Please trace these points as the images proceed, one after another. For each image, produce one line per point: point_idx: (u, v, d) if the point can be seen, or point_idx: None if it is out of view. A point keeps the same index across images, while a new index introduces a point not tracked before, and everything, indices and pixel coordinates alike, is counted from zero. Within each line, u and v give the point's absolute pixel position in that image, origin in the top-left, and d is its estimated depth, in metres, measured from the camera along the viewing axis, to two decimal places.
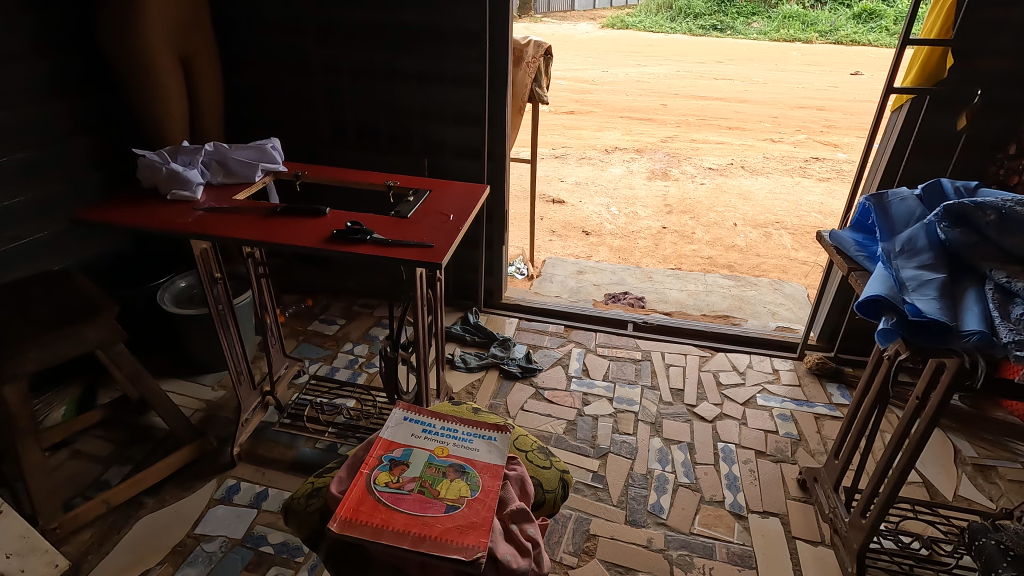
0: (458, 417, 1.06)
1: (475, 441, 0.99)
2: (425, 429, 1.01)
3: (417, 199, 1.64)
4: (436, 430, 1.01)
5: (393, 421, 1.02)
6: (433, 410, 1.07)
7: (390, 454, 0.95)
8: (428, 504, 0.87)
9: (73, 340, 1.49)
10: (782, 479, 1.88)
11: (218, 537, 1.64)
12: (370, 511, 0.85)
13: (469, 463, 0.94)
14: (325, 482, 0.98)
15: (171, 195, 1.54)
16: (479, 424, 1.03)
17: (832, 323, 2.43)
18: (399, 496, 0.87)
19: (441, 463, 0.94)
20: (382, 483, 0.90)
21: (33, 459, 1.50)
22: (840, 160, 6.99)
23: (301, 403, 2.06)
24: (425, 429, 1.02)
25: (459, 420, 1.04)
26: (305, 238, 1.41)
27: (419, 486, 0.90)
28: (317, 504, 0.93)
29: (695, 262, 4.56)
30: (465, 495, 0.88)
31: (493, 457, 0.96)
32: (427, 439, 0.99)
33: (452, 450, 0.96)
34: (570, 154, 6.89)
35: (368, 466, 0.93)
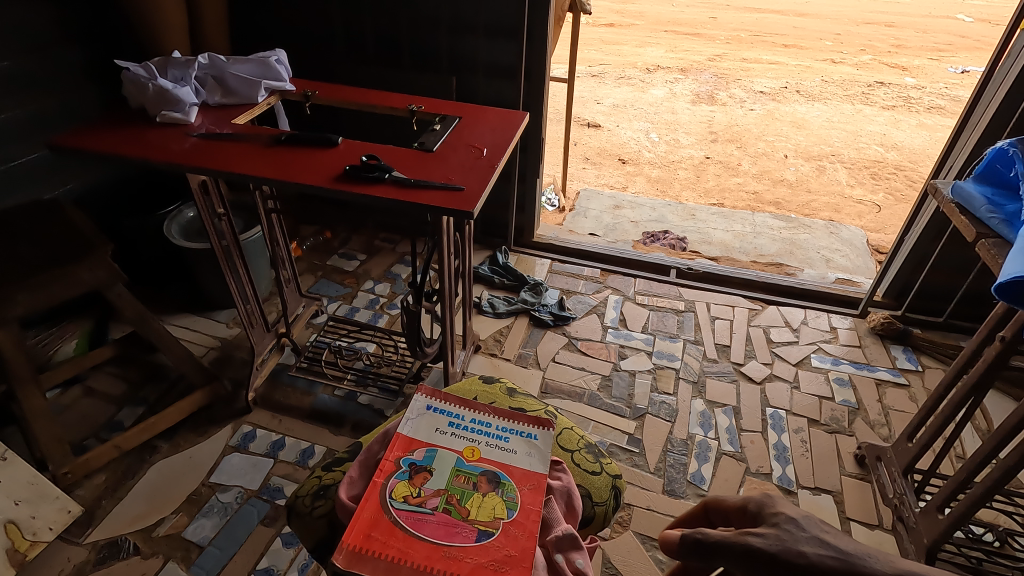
0: (490, 407, 1.02)
1: (512, 441, 0.95)
2: (454, 424, 0.98)
3: (445, 127, 1.40)
4: (465, 425, 0.97)
5: (416, 412, 0.99)
6: (460, 397, 1.03)
7: (409, 459, 0.91)
8: (455, 528, 0.82)
9: (65, 282, 1.35)
10: (837, 452, 1.72)
11: (233, 488, 1.57)
12: (383, 540, 0.80)
13: (504, 471, 0.90)
14: (331, 481, 0.93)
15: (160, 117, 1.33)
16: (515, 419, 0.99)
17: (903, 280, 2.17)
18: (420, 518, 0.83)
19: (472, 471, 0.90)
20: (400, 499, 0.85)
21: (35, 403, 1.43)
22: (907, 85, 6.30)
23: (320, 346, 1.95)
24: (452, 422, 0.98)
25: (492, 412, 1.00)
26: (313, 175, 1.20)
27: (444, 504, 0.85)
28: (322, 509, 0.89)
29: (739, 197, 4.21)
30: (498, 516, 0.83)
31: (531, 460, 0.92)
32: (455, 437, 0.95)
33: (484, 453, 0.92)
34: (608, 72, 6.33)
35: (383, 475, 0.88)
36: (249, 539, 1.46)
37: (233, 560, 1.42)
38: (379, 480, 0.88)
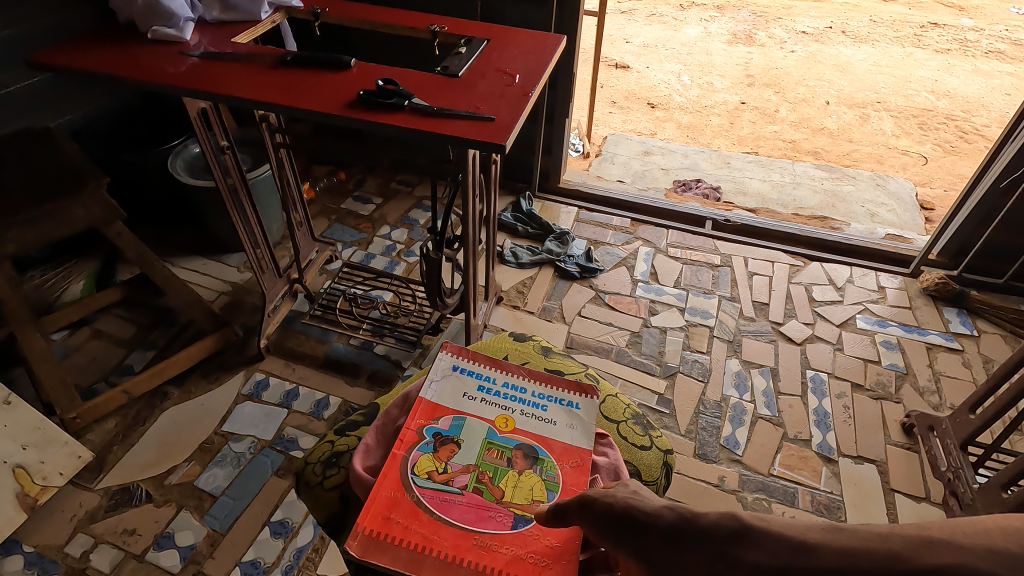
0: (524, 369, 0.94)
1: (550, 410, 0.88)
2: (484, 388, 0.90)
3: (471, 51, 1.23)
4: (497, 389, 0.90)
5: (441, 375, 0.91)
6: (490, 357, 0.95)
7: (434, 429, 0.83)
8: (487, 512, 0.74)
9: (57, 219, 1.26)
10: (882, 420, 1.61)
11: (246, 437, 1.52)
12: (404, 525, 0.72)
13: (544, 446, 0.83)
14: (345, 448, 0.88)
15: (151, 34, 1.19)
16: (552, 385, 0.92)
17: (964, 237, 1.99)
18: (446, 499, 0.75)
19: (506, 445, 0.82)
20: (425, 476, 0.77)
21: (35, 346, 1.37)
22: (965, 27, 5.80)
23: (334, 293, 1.85)
24: (481, 386, 0.91)
25: (528, 375, 0.93)
26: (322, 101, 1.06)
27: (474, 483, 0.77)
28: (334, 481, 0.85)
29: (776, 146, 3.95)
30: (537, 499, 0.76)
31: (572, 432, 0.85)
32: (486, 404, 0.88)
33: (519, 424, 0.85)
34: (639, 8, 5.90)
35: (404, 447, 0.80)
36: (263, 491, 1.41)
37: (246, 512, 1.37)
38: (400, 453, 0.80)
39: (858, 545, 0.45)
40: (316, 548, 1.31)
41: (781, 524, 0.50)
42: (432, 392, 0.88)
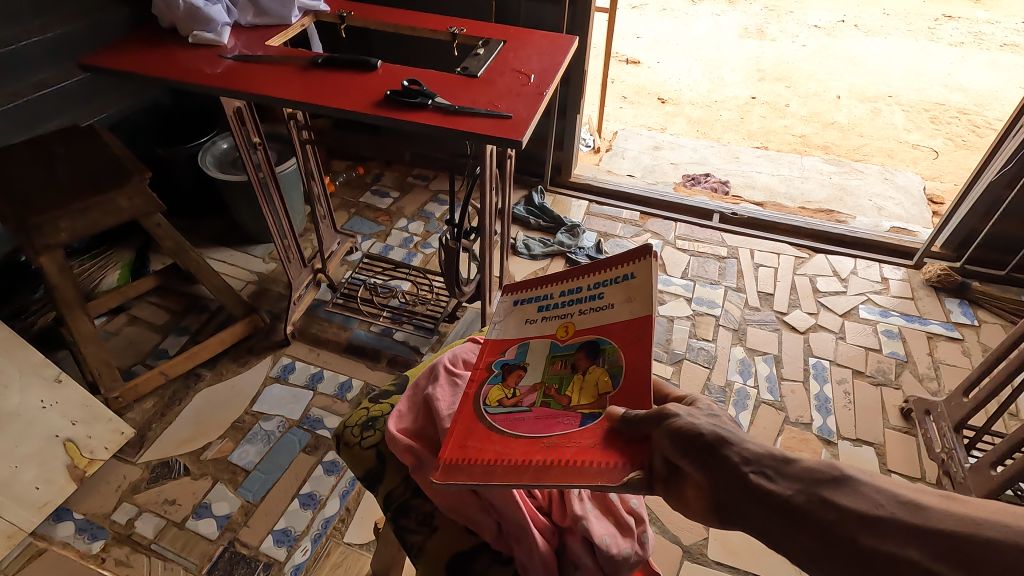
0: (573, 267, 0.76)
1: (607, 293, 0.69)
2: (540, 306, 0.76)
3: (489, 52, 1.31)
4: (556, 302, 0.74)
5: (501, 315, 0.80)
6: (545, 275, 0.79)
7: (500, 361, 0.71)
8: (555, 420, 0.60)
9: (104, 209, 1.35)
10: (882, 405, 1.67)
11: (275, 417, 1.61)
12: (475, 451, 0.60)
13: (605, 335, 0.65)
14: (383, 409, 0.81)
15: (193, 38, 1.28)
16: (602, 265, 0.72)
17: (967, 229, 2.03)
18: (516, 420, 0.62)
19: (569, 351, 0.67)
20: (495, 403, 0.66)
21: (83, 328, 1.45)
22: (981, 20, 5.74)
23: (355, 282, 1.94)
24: (542, 305, 0.76)
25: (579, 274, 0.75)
26: (351, 100, 1.14)
27: (542, 398, 0.63)
28: (373, 439, 0.76)
29: (786, 140, 3.98)
30: (602, 393, 0.60)
31: (636, 304, 0.64)
32: (545, 322, 0.73)
33: (578, 326, 0.68)
34: (651, 3, 5.91)
35: (474, 384, 0.70)
36: (291, 466, 1.51)
37: (276, 486, 1.47)
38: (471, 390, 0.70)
39: (975, 512, 0.38)
40: (342, 519, 1.41)
41: (890, 481, 0.42)
42: (496, 331, 0.78)
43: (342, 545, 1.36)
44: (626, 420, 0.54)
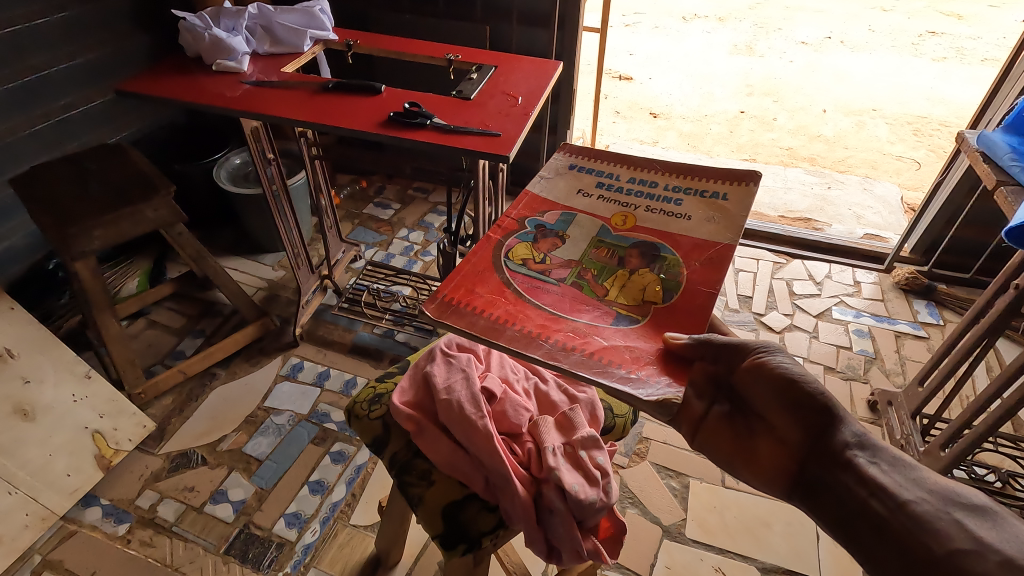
0: (657, 166, 0.87)
1: (684, 204, 0.80)
2: (603, 185, 0.84)
3: (481, 76, 1.45)
4: (619, 189, 0.83)
5: (557, 176, 0.86)
6: (613, 160, 0.89)
7: (537, 222, 0.77)
8: (583, 305, 0.65)
9: (133, 220, 1.48)
10: (851, 398, 1.79)
11: (286, 411, 1.74)
12: (488, 299, 0.65)
13: (665, 244, 0.74)
14: (387, 388, 0.93)
15: (216, 66, 1.43)
16: (695, 180, 0.84)
17: (933, 235, 2.17)
18: (539, 287, 0.67)
19: (617, 244, 0.74)
20: (520, 262, 0.71)
21: (111, 329, 1.58)
22: (963, 36, 5.87)
23: (359, 288, 2.07)
24: (601, 185, 0.85)
25: (662, 174, 0.85)
26: (357, 120, 1.28)
27: (573, 278, 0.69)
28: (379, 412, 0.89)
29: (773, 153, 4.13)
30: (646, 301, 0.66)
31: (710, 226, 0.76)
32: (604, 201, 0.82)
33: (641, 221, 0.77)
34: (644, 21, 6.09)
35: (502, 234, 0.75)
36: (300, 456, 1.63)
37: (286, 474, 1.58)
38: (495, 239, 0.74)
39: None
40: (348, 503, 1.53)
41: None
42: (546, 185, 0.85)
43: (348, 526, 1.48)
44: (695, 346, 0.61)
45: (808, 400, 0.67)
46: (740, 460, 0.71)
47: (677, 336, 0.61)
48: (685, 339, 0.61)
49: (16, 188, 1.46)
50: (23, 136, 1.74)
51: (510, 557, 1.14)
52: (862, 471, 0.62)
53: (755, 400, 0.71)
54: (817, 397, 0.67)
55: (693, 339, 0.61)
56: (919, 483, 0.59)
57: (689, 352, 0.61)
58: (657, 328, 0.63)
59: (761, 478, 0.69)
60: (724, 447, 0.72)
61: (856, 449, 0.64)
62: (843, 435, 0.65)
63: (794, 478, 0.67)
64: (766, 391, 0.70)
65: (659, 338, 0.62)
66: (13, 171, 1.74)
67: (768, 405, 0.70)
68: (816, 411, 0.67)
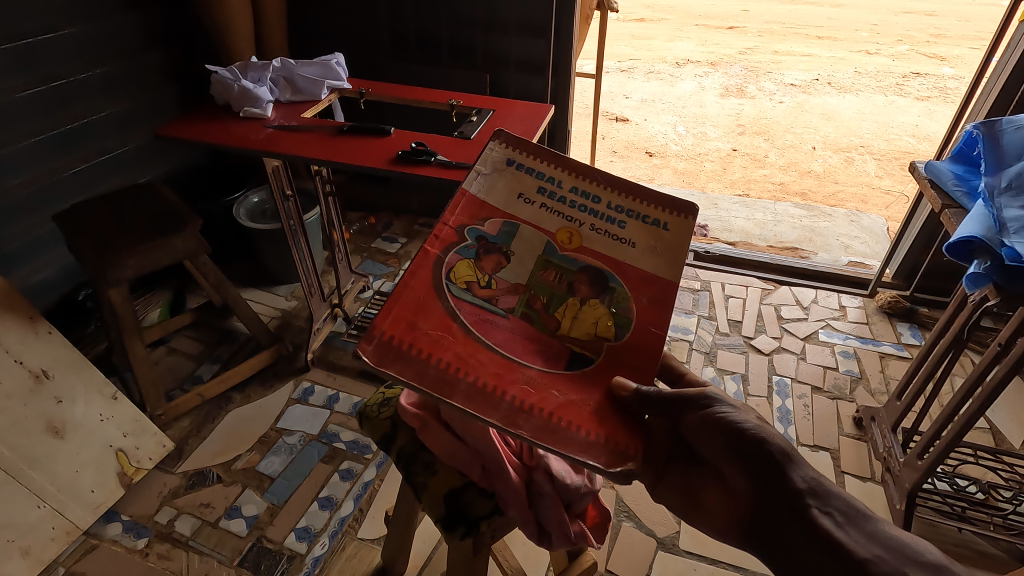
0: (599, 175, 0.79)
1: (629, 228, 0.75)
2: (544, 191, 0.77)
3: (481, 118, 1.61)
4: (560, 197, 0.76)
5: (494, 171, 0.77)
6: (553, 155, 0.80)
7: (478, 232, 0.71)
8: (535, 345, 0.65)
9: (164, 250, 1.62)
10: (837, 416, 1.87)
11: (297, 431, 1.83)
12: (433, 338, 0.61)
13: (614, 271, 0.72)
14: (394, 393, 1.04)
15: (243, 113, 1.60)
16: (639, 199, 0.78)
17: (912, 261, 2.28)
18: (487, 320, 0.65)
19: (566, 266, 0.71)
20: (464, 287, 0.66)
21: (138, 352, 1.69)
22: (945, 76, 6.00)
23: (367, 316, 2.19)
24: (541, 190, 0.77)
25: (604, 188, 0.78)
26: (369, 158, 1.43)
27: (523, 307, 0.67)
28: (388, 412, 0.99)
29: (764, 188, 4.27)
30: (599, 336, 0.67)
31: (658, 257, 0.73)
32: (547, 211, 0.75)
33: (586, 242, 0.74)
34: (638, 67, 6.39)
35: (439, 246, 0.69)
36: (312, 473, 1.71)
37: (298, 490, 1.67)
38: (432, 252, 0.68)
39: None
40: (357, 517, 1.60)
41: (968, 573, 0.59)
42: (484, 184, 0.75)
43: (356, 539, 1.55)
44: (640, 398, 0.63)
45: (755, 454, 0.70)
46: (693, 507, 0.76)
47: (623, 383, 0.65)
48: (630, 388, 0.64)
49: (60, 222, 1.61)
50: (64, 177, 1.90)
51: (507, 559, 1.22)
52: (820, 526, 0.65)
53: (705, 452, 0.74)
54: (763, 451, 0.70)
55: (638, 390, 0.63)
56: (873, 539, 0.63)
57: (635, 406, 0.63)
58: (608, 371, 0.66)
59: (712, 525, 0.75)
60: (681, 494, 0.77)
61: (805, 497, 0.67)
62: (790, 482, 0.68)
63: (743, 524, 0.71)
64: (716, 445, 0.72)
65: (608, 383, 0.65)
66: (53, 209, 1.89)
67: (719, 458, 0.73)
68: (764, 461, 0.70)
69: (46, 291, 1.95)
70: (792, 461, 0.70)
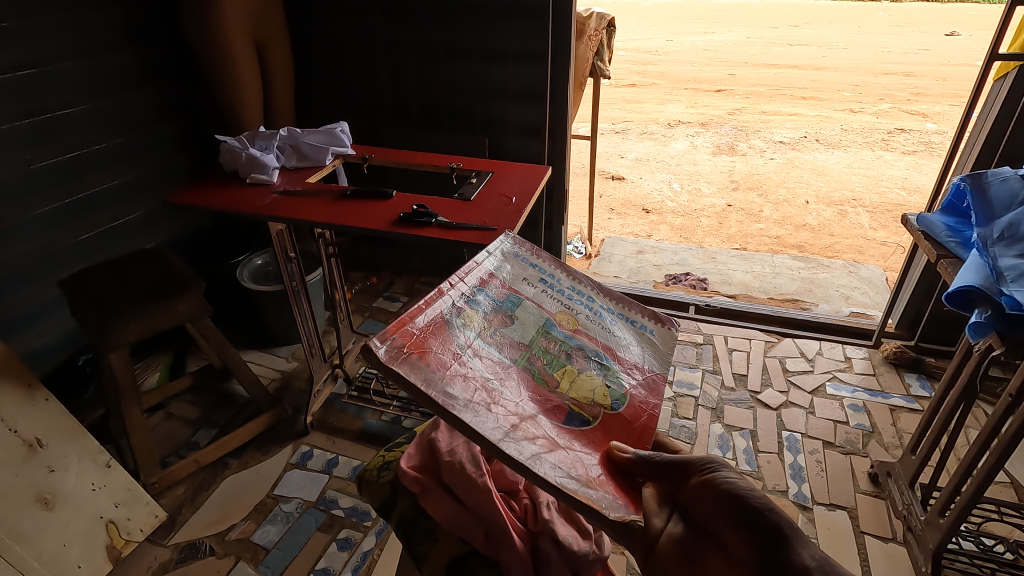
0: (595, 284, 0.88)
1: (619, 326, 0.82)
2: (547, 282, 0.84)
3: (480, 180, 1.66)
4: (559, 288, 0.84)
5: (505, 256, 0.86)
6: (553, 258, 0.90)
7: (488, 294, 0.77)
8: (536, 397, 0.66)
9: (167, 313, 1.63)
10: (851, 472, 1.82)
11: (294, 498, 1.77)
12: (443, 360, 0.62)
13: (608, 355, 0.77)
14: (395, 456, 1.03)
15: (250, 179, 1.65)
16: (628, 308, 0.87)
17: (914, 311, 2.27)
18: (495, 364, 0.67)
19: (564, 339, 0.76)
20: (475, 332, 0.69)
21: (135, 418, 1.66)
22: (929, 131, 6.20)
23: (368, 376, 2.18)
24: (543, 280, 0.84)
25: (597, 291, 0.88)
26: (372, 220, 1.46)
27: (526, 364, 0.70)
28: (389, 477, 0.98)
29: (761, 241, 4.33)
30: (596, 403, 0.70)
31: (646, 352, 0.80)
32: (549, 296, 0.81)
33: (583, 326, 0.79)
34: (631, 129, 6.63)
35: (455, 292, 0.73)
36: (308, 543, 1.64)
37: (294, 561, 1.59)
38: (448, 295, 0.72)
39: None
40: None
41: None
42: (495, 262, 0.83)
43: None
44: (639, 462, 0.66)
45: (757, 517, 0.62)
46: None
47: (622, 449, 0.67)
48: (629, 453, 0.66)
49: (65, 288, 1.62)
50: (72, 243, 1.94)
51: None
52: None
53: (705, 516, 0.66)
54: (768, 515, 0.61)
55: (637, 454, 0.66)
56: None
57: (634, 470, 0.66)
58: (606, 435, 0.68)
59: None
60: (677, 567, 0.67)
61: (814, 575, 0.56)
62: (800, 557, 0.58)
63: None
64: (714, 507, 0.65)
65: (605, 447, 0.67)
66: (59, 274, 1.92)
67: (717, 521, 0.65)
68: (763, 528, 0.61)
69: (47, 356, 1.94)
70: (801, 534, 0.60)
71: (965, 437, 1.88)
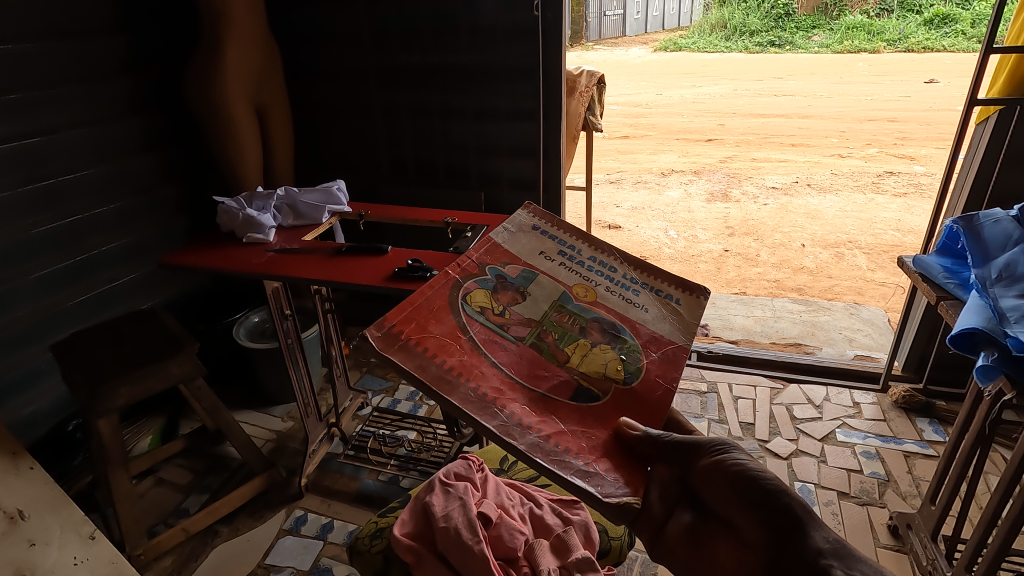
0: (619, 254, 0.88)
1: (642, 296, 0.81)
2: (565, 254, 0.87)
3: (474, 233, 1.67)
4: (578, 262, 0.85)
5: (524, 233, 0.90)
6: (576, 232, 0.92)
7: (498, 271, 0.79)
8: (539, 371, 0.65)
9: (158, 375, 1.60)
10: (870, 524, 1.74)
11: (286, 568, 1.68)
12: (441, 343, 0.63)
13: (626, 326, 0.75)
14: (387, 523, 1.14)
15: (246, 238, 1.66)
16: (654, 278, 0.85)
17: (919, 352, 2.24)
18: (495, 341, 0.67)
19: (579, 314, 0.76)
20: (478, 311, 0.71)
21: (122, 486, 1.60)
22: (918, 174, 6.32)
23: (365, 434, 2.13)
24: (562, 255, 0.87)
25: (621, 261, 0.87)
26: (367, 276, 1.46)
27: (533, 339, 0.69)
28: (379, 546, 1.08)
29: (760, 285, 4.33)
30: (608, 375, 0.67)
31: (669, 321, 0.77)
32: (565, 268, 0.84)
33: (600, 298, 0.79)
34: (625, 179, 6.75)
35: (460, 274, 0.76)
36: None
37: None
38: (452, 277, 0.75)
39: None
40: None
41: None
42: (510, 239, 0.88)
43: None
44: (648, 440, 0.62)
45: (773, 500, 0.66)
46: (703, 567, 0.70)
47: (631, 425, 0.62)
48: (639, 430, 0.62)
49: (56, 353, 1.60)
50: (67, 307, 1.93)
51: None
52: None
53: (718, 501, 0.69)
54: (782, 499, 0.66)
55: (646, 432, 0.62)
56: None
57: (641, 447, 0.62)
58: (616, 410, 0.64)
59: None
60: (682, 556, 0.70)
61: (829, 557, 0.60)
62: (813, 541, 0.62)
63: None
64: (723, 491, 0.68)
65: (615, 423, 0.63)
66: (52, 339, 1.90)
67: (726, 505, 0.69)
68: (777, 512, 0.65)
69: (37, 423, 1.90)
70: (813, 518, 0.65)
71: (985, 484, 1.81)
